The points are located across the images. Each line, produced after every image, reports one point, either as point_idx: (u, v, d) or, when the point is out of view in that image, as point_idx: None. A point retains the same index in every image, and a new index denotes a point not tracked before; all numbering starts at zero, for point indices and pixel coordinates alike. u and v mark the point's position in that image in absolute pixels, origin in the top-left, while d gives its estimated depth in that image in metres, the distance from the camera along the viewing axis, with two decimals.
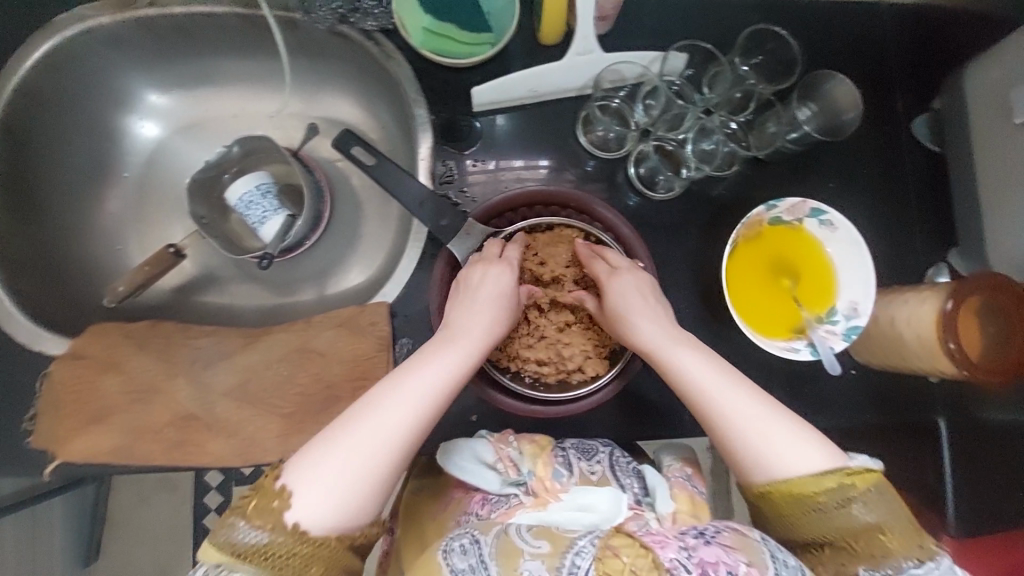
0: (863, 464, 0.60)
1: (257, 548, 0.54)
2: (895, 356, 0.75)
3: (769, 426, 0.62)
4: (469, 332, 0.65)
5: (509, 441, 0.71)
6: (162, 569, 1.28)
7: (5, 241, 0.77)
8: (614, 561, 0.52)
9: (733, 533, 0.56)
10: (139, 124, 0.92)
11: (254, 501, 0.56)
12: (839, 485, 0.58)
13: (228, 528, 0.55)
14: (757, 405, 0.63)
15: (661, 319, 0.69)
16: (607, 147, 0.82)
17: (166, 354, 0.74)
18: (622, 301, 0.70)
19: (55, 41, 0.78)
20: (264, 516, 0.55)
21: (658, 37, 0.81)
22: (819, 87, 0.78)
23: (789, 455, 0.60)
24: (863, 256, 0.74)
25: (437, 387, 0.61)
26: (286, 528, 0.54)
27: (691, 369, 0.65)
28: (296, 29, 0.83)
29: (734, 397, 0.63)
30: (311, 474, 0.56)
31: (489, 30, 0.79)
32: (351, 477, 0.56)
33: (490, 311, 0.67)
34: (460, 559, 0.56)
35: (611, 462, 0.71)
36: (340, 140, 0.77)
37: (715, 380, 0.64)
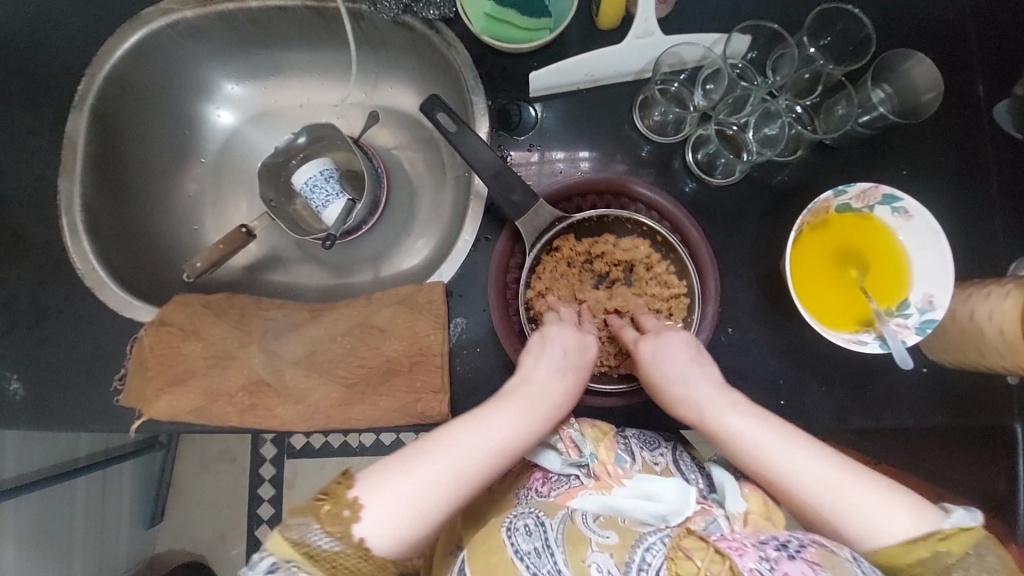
0: (959, 523, 0.53)
1: (325, 555, 0.51)
2: (971, 351, 0.71)
3: (856, 493, 0.55)
4: (552, 385, 0.65)
5: (570, 423, 0.72)
6: (220, 536, 1.39)
7: (99, 216, 0.85)
8: (687, 563, 0.54)
9: (819, 548, 0.53)
10: (216, 113, 0.98)
11: (328, 506, 0.52)
12: (936, 553, 0.52)
13: (299, 528, 0.51)
14: (828, 471, 0.57)
15: (703, 381, 0.66)
16: (663, 132, 0.82)
17: (240, 324, 0.80)
18: (656, 359, 0.69)
19: (143, 31, 0.85)
20: (337, 524, 0.52)
21: (720, 20, 0.80)
22: (894, 67, 0.75)
23: (883, 523, 0.54)
24: (942, 247, 0.71)
25: (517, 434, 0.60)
26: (353, 544, 0.51)
27: (749, 432, 0.60)
28: (362, 21, 0.87)
29: (802, 462, 0.58)
30: (388, 493, 0.53)
31: (549, 15, 0.80)
32: (424, 504, 0.54)
33: (569, 374, 0.67)
34: (524, 539, 0.58)
35: (674, 458, 0.74)
36: (426, 104, 0.78)
37: (781, 446, 0.59)
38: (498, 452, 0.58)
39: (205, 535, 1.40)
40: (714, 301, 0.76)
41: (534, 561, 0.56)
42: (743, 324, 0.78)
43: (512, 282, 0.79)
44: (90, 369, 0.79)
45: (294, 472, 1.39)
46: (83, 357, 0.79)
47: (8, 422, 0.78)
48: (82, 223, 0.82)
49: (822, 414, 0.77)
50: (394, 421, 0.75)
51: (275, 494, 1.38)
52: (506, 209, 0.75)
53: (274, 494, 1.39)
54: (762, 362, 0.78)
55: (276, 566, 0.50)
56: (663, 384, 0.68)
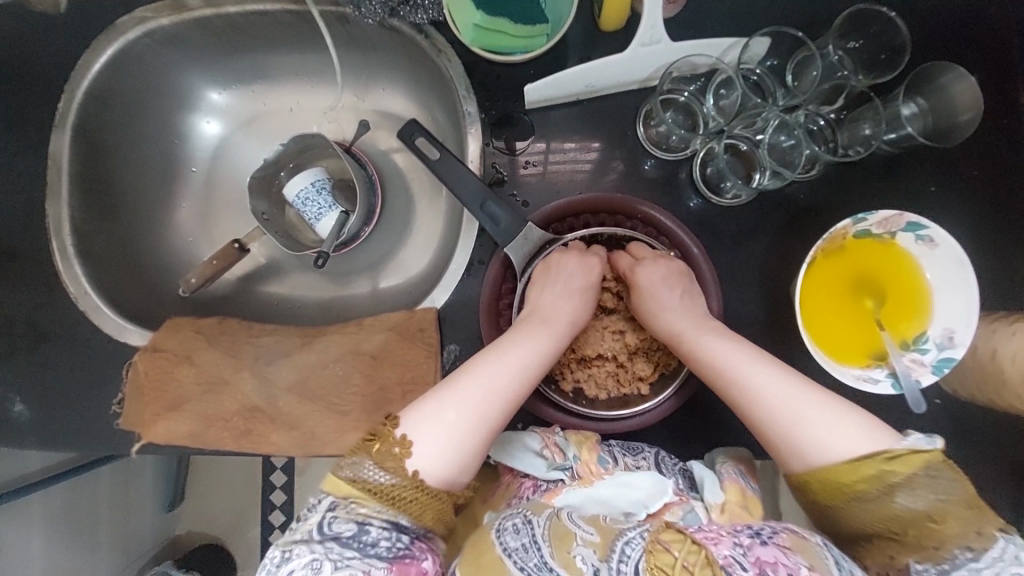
0: (911, 446, 0.54)
1: (383, 489, 0.55)
2: (988, 388, 0.67)
3: (820, 412, 0.58)
4: (567, 318, 0.68)
5: (555, 430, 0.71)
6: (237, 522, 1.44)
7: (89, 237, 0.84)
8: (666, 555, 0.54)
9: (790, 534, 0.56)
10: (203, 121, 0.95)
11: (378, 445, 0.57)
12: (880, 472, 0.54)
13: (356, 465, 0.56)
14: (793, 389, 0.59)
15: (686, 306, 0.68)
16: (669, 146, 0.76)
17: (233, 350, 0.80)
18: (652, 287, 0.68)
19: (119, 43, 0.81)
20: (390, 460, 0.56)
21: (736, 21, 0.72)
22: (931, 81, 0.68)
23: (830, 439, 0.56)
24: (969, 280, 0.65)
25: (531, 360, 0.64)
26: (408, 476, 0.56)
27: (719, 351, 0.64)
28: (347, 24, 0.81)
29: (765, 380, 0.60)
30: (427, 429, 0.58)
31: (546, 21, 0.73)
32: (465, 428, 0.58)
33: (576, 295, 0.70)
34: (512, 537, 0.59)
35: (657, 460, 0.72)
36: (404, 130, 0.75)
37: (747, 365, 0.62)
38: (524, 378, 0.63)
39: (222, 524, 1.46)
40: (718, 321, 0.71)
41: (521, 556, 0.57)
42: None
43: (505, 307, 0.75)
44: (90, 393, 0.80)
45: (302, 465, 1.44)
46: (82, 381, 0.80)
47: (16, 443, 0.80)
48: (72, 246, 0.81)
49: None
50: None
51: (286, 489, 1.43)
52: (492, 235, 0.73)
53: (285, 487, 1.44)
54: None
55: (337, 503, 0.55)
56: (652, 308, 0.68)
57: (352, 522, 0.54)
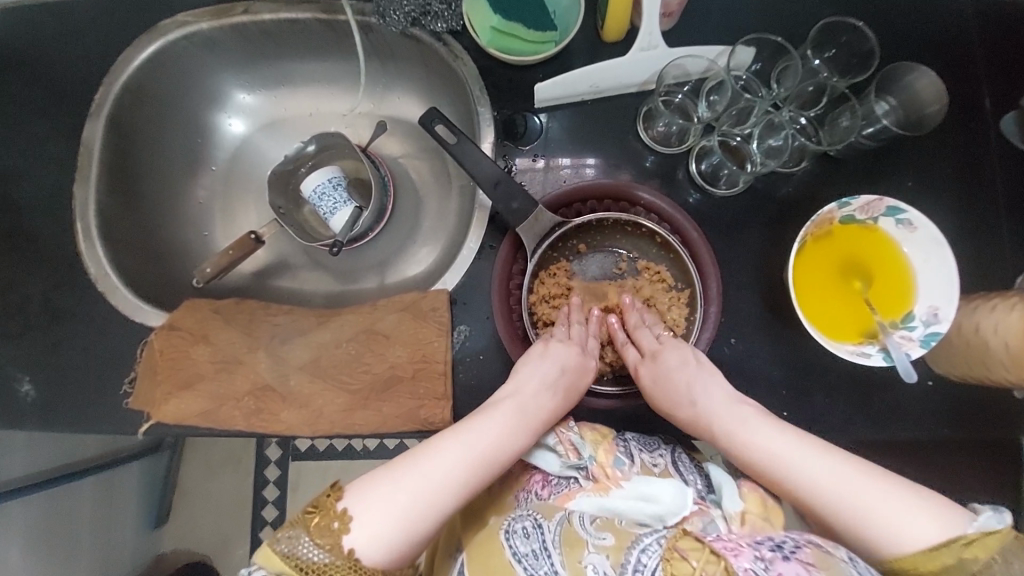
0: (983, 526, 0.54)
1: (315, 567, 0.54)
2: (974, 364, 0.71)
3: (870, 500, 0.57)
4: (538, 407, 0.68)
5: (570, 426, 0.73)
6: (225, 540, 1.41)
7: (112, 222, 0.87)
8: (683, 563, 0.56)
9: (813, 549, 0.56)
10: (227, 121, 1.00)
11: (317, 519, 0.56)
12: (960, 561, 0.53)
13: (290, 540, 0.55)
14: (841, 474, 0.60)
15: (713, 388, 0.70)
16: (667, 142, 0.83)
17: (248, 329, 0.82)
18: (660, 385, 0.72)
19: (159, 43, 0.87)
20: (327, 536, 0.55)
21: (725, 34, 0.81)
22: (900, 79, 0.75)
23: (900, 525, 0.55)
24: (947, 259, 0.70)
25: (496, 450, 0.64)
26: (343, 555, 0.54)
27: (759, 438, 0.64)
28: (371, 33, 0.89)
29: (814, 468, 0.60)
30: (375, 506, 0.57)
31: (555, 28, 0.81)
32: (414, 516, 0.57)
33: (554, 386, 0.70)
34: (522, 542, 0.61)
35: (673, 459, 0.73)
36: (426, 117, 0.80)
37: (792, 454, 0.62)
38: (486, 468, 0.62)
39: (211, 537, 1.41)
40: (717, 300, 0.76)
41: (531, 563, 0.60)
42: (747, 334, 0.78)
43: (515, 288, 0.79)
44: (100, 372, 0.80)
45: (297, 476, 1.41)
46: (94, 360, 0.81)
47: (21, 422, 0.80)
48: (96, 228, 0.84)
49: (825, 427, 0.76)
50: (398, 426, 0.76)
51: (279, 497, 1.40)
52: (506, 216, 0.77)
53: (278, 496, 1.41)
54: (766, 372, 0.77)
55: None
56: (671, 404, 0.71)
57: None
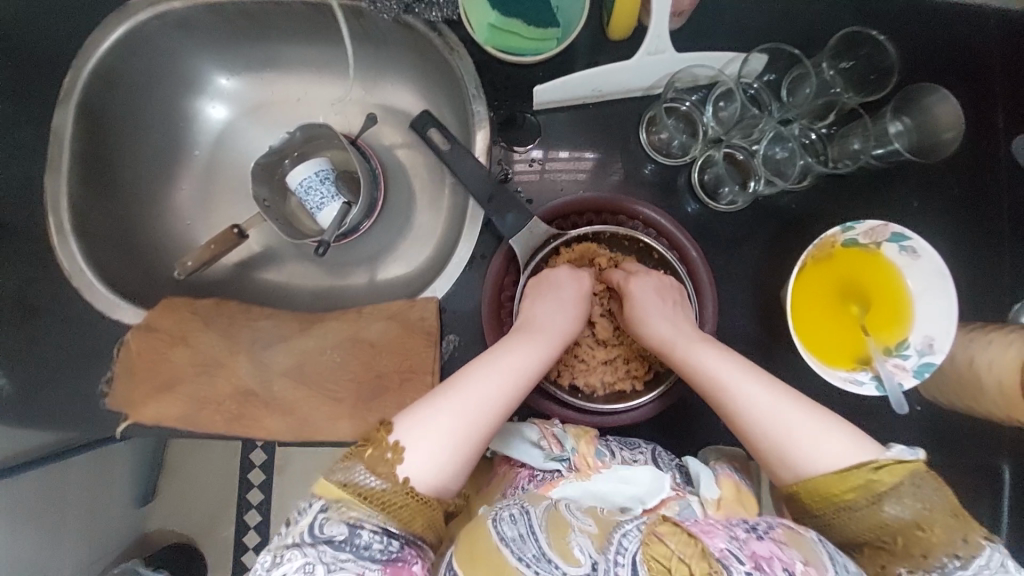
0: (896, 456, 0.55)
1: (373, 493, 0.53)
2: (968, 397, 0.70)
3: (814, 430, 0.58)
4: (557, 331, 0.68)
5: (553, 422, 0.73)
6: (211, 518, 1.41)
7: (88, 214, 0.83)
8: (661, 545, 0.51)
9: (785, 529, 0.55)
10: (209, 106, 0.95)
11: (370, 450, 0.56)
12: (868, 482, 0.54)
13: (346, 470, 0.54)
14: (792, 404, 0.60)
15: (679, 321, 0.69)
16: (669, 152, 0.79)
17: (229, 334, 0.79)
18: (645, 299, 0.70)
19: (128, 24, 0.81)
20: (382, 466, 0.55)
21: (736, 38, 0.76)
22: (918, 100, 0.72)
23: (819, 445, 0.57)
24: (948, 290, 0.69)
25: (523, 371, 0.63)
26: (400, 482, 0.54)
27: (713, 363, 0.64)
28: (361, 18, 0.83)
29: (768, 397, 0.60)
30: (420, 430, 0.57)
31: (557, 24, 0.75)
32: (452, 440, 0.57)
33: (570, 312, 0.70)
34: (509, 527, 0.56)
35: (654, 455, 0.72)
36: (417, 122, 0.76)
37: (748, 381, 0.62)
38: (516, 389, 0.62)
39: (198, 514, 1.42)
40: (712, 322, 0.74)
41: (519, 547, 0.54)
42: (740, 352, 0.77)
43: (506, 300, 0.76)
44: (77, 370, 0.78)
45: (285, 461, 1.41)
46: (70, 358, 0.79)
47: None
48: (70, 223, 0.80)
49: None
50: None
51: (266, 482, 1.41)
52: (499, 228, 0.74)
53: (265, 481, 1.41)
54: None
55: (328, 506, 0.52)
56: (645, 323, 0.70)
57: (344, 524, 0.51)
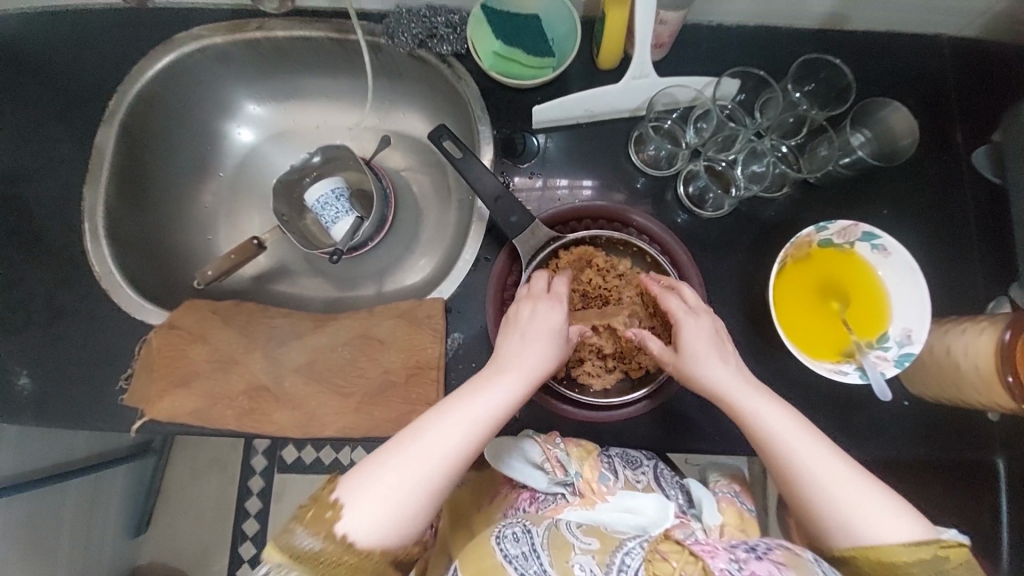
0: (954, 537, 0.56)
1: (315, 553, 0.55)
2: (948, 387, 0.74)
3: (861, 493, 0.57)
4: (534, 366, 0.64)
5: (556, 443, 0.73)
6: (204, 551, 1.39)
7: (119, 222, 0.90)
8: (664, 564, 0.57)
9: (784, 550, 0.58)
10: (237, 130, 1.04)
11: (312, 511, 0.56)
12: (933, 558, 0.55)
13: (289, 533, 0.55)
14: (844, 469, 0.59)
15: (734, 366, 0.65)
16: (657, 165, 0.87)
17: (247, 330, 0.84)
18: (693, 349, 0.66)
19: (175, 54, 0.91)
20: (321, 525, 0.55)
21: (714, 66, 0.86)
22: (873, 114, 0.81)
23: (877, 519, 0.56)
24: (919, 283, 0.74)
25: (486, 415, 0.60)
26: (338, 540, 0.55)
27: (771, 421, 0.61)
28: (379, 52, 0.93)
29: (818, 458, 0.59)
30: (368, 487, 0.56)
31: (552, 54, 0.87)
32: (408, 491, 0.56)
33: (545, 340, 0.66)
34: (512, 545, 0.60)
35: (656, 474, 0.76)
36: (434, 132, 0.84)
37: (800, 444, 0.60)
38: (472, 438, 0.59)
39: (193, 540, 1.39)
40: None
41: (521, 563, 0.58)
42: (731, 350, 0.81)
43: (509, 299, 0.81)
44: (97, 367, 0.82)
45: (283, 486, 1.39)
46: (92, 355, 0.82)
47: (14, 416, 0.80)
48: (103, 228, 0.87)
49: None
50: (389, 430, 0.77)
51: (261, 510, 1.38)
52: (504, 228, 0.81)
53: (262, 509, 1.38)
54: None
55: (277, 568, 0.54)
56: (698, 372, 0.65)
57: None
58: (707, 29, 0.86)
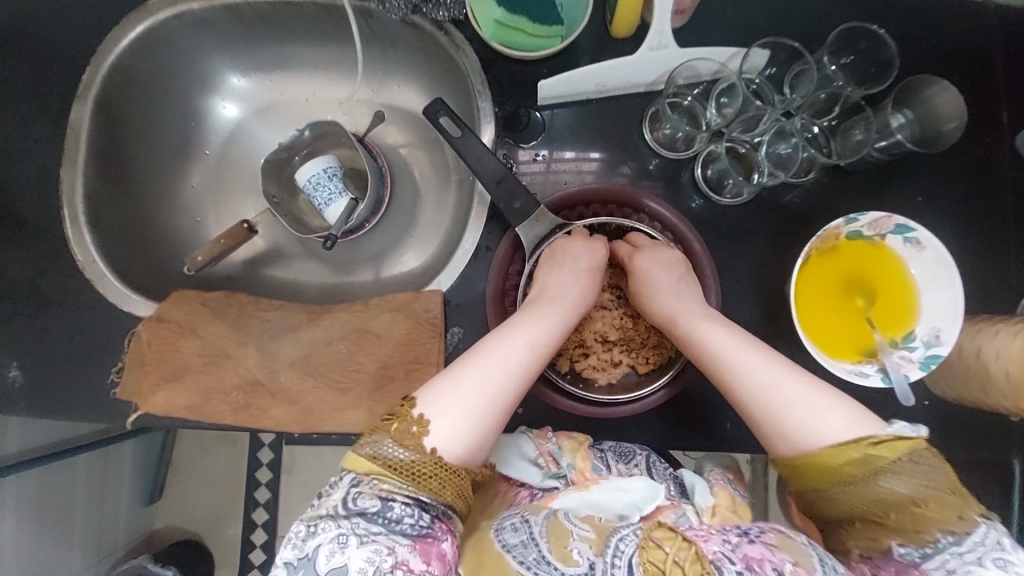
0: (896, 432, 0.56)
1: (404, 465, 0.55)
2: (974, 390, 0.70)
3: (804, 396, 0.59)
4: (576, 297, 0.70)
5: (548, 436, 0.72)
6: (217, 515, 1.41)
7: (101, 208, 0.85)
8: (657, 551, 0.55)
9: (777, 533, 0.57)
10: (221, 106, 0.97)
11: (397, 424, 0.57)
12: (865, 455, 0.56)
13: (376, 443, 0.56)
14: (783, 374, 0.61)
15: (685, 291, 0.70)
16: (673, 146, 0.80)
17: (239, 323, 0.81)
18: (649, 274, 0.71)
19: (148, 22, 0.84)
20: (409, 439, 0.56)
21: (739, 34, 0.77)
22: (920, 91, 0.73)
23: (819, 422, 0.58)
24: (953, 280, 0.69)
25: (542, 337, 0.65)
26: (428, 453, 0.56)
27: (714, 334, 0.66)
28: (369, 19, 0.85)
29: (760, 364, 0.62)
30: (444, 402, 0.58)
31: (561, 23, 0.77)
32: (480, 403, 0.59)
33: (583, 276, 0.71)
34: (512, 535, 0.60)
35: (648, 464, 0.72)
36: (430, 107, 0.77)
37: (742, 353, 0.63)
38: (535, 356, 0.63)
39: (202, 515, 1.41)
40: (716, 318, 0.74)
41: (520, 552, 0.58)
42: None
43: (510, 288, 0.78)
44: (88, 361, 0.79)
45: (291, 460, 1.41)
46: (82, 348, 0.80)
47: (9, 409, 0.79)
48: (85, 215, 0.82)
49: None
50: None
51: (272, 482, 1.40)
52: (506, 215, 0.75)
53: (270, 483, 1.41)
54: None
55: (359, 481, 0.55)
56: (646, 296, 0.71)
57: (376, 499, 0.54)
58: None
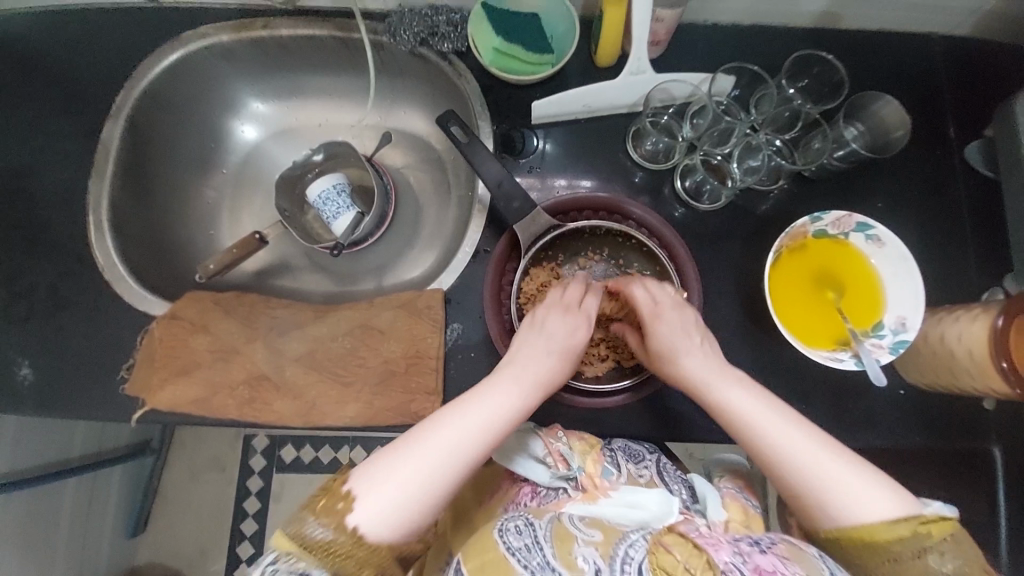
0: (937, 511, 0.56)
1: (321, 545, 0.54)
2: (945, 375, 0.74)
3: (841, 475, 0.57)
4: (544, 369, 0.66)
5: (559, 436, 0.73)
6: (201, 555, 1.36)
7: (123, 216, 0.91)
8: (667, 556, 0.55)
9: (786, 544, 0.56)
10: (240, 127, 1.06)
11: (323, 500, 0.56)
12: (914, 535, 0.55)
13: (299, 522, 0.55)
14: (819, 449, 0.59)
15: (707, 351, 0.67)
16: (655, 159, 0.88)
17: (249, 321, 0.85)
18: (656, 316, 0.70)
19: (182, 51, 0.93)
20: (332, 515, 0.55)
21: (710, 62, 0.88)
22: (866, 108, 0.83)
23: (861, 501, 0.56)
24: (912, 273, 0.75)
25: (499, 417, 0.61)
26: (348, 533, 0.54)
27: (742, 405, 0.62)
28: (382, 50, 0.94)
29: (793, 438, 0.59)
30: (378, 483, 0.56)
31: (552, 51, 0.89)
32: (421, 486, 0.56)
33: (556, 354, 0.67)
34: (515, 537, 0.59)
35: (658, 468, 0.75)
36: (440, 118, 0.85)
37: (777, 429, 0.60)
38: (487, 440, 0.59)
39: (188, 540, 1.37)
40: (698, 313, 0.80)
41: (524, 555, 0.57)
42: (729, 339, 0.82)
43: (505, 284, 0.83)
44: (98, 358, 0.82)
45: (281, 487, 1.38)
46: (93, 345, 0.83)
47: (15, 405, 0.81)
48: (108, 222, 0.88)
49: None
50: (390, 418, 0.78)
51: (260, 512, 1.36)
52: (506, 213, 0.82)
53: (259, 513, 1.37)
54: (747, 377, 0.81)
55: (279, 558, 0.53)
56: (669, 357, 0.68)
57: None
58: (704, 27, 0.88)
